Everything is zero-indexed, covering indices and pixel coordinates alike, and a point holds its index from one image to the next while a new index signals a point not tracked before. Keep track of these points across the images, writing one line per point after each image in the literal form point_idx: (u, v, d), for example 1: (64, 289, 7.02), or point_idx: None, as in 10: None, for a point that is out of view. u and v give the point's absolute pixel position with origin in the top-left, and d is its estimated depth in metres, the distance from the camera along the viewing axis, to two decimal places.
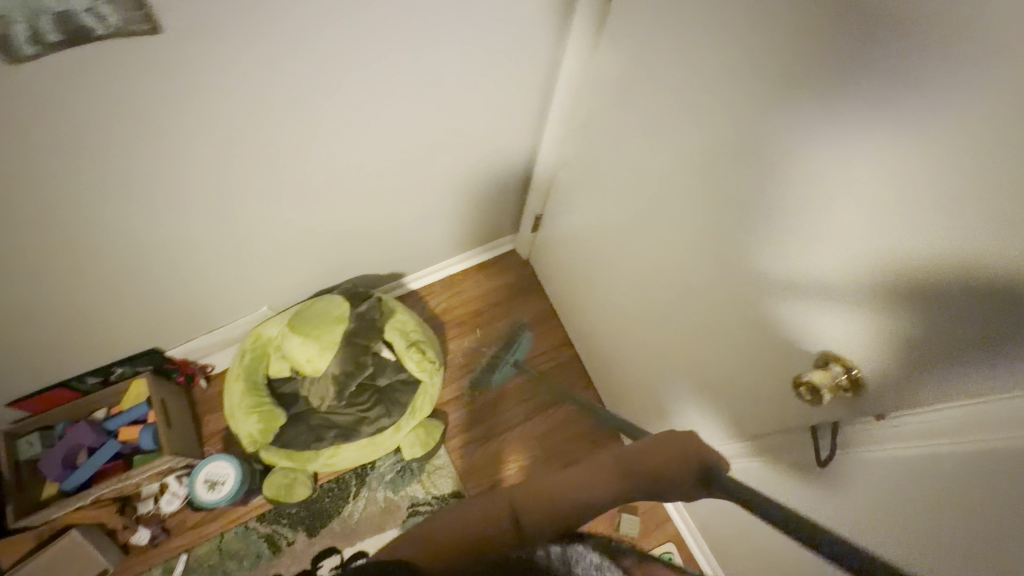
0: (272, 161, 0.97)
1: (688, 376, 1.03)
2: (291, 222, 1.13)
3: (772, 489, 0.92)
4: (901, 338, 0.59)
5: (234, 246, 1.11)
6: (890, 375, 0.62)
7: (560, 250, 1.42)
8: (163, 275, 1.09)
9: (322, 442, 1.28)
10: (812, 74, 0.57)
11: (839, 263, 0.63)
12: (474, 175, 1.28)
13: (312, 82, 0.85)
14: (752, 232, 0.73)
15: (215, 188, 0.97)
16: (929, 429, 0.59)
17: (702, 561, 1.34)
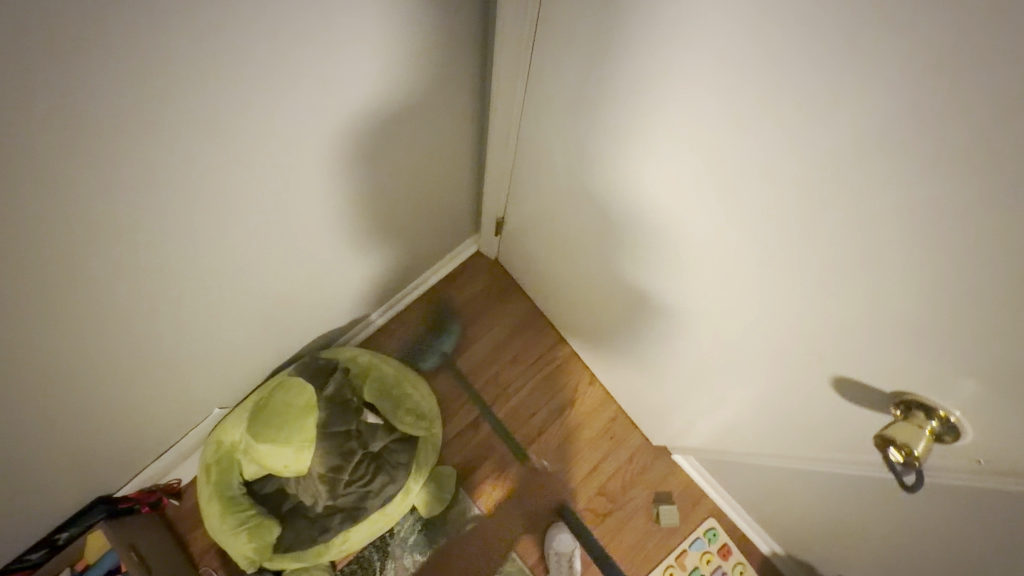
0: (177, 265, 0.77)
1: (713, 375, 0.93)
2: (228, 311, 0.95)
3: (832, 480, 0.85)
4: (1004, 362, 0.48)
5: (167, 359, 0.92)
6: (984, 403, 0.53)
7: (537, 247, 1.27)
8: (92, 420, 0.90)
9: (329, 533, 1.11)
10: (854, 51, 0.43)
11: (836, 169, 0.50)
12: (420, 195, 1.10)
13: (194, 166, 0.66)
14: (722, 152, 0.61)
15: (116, 320, 0.77)
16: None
17: (746, 529, 1.33)
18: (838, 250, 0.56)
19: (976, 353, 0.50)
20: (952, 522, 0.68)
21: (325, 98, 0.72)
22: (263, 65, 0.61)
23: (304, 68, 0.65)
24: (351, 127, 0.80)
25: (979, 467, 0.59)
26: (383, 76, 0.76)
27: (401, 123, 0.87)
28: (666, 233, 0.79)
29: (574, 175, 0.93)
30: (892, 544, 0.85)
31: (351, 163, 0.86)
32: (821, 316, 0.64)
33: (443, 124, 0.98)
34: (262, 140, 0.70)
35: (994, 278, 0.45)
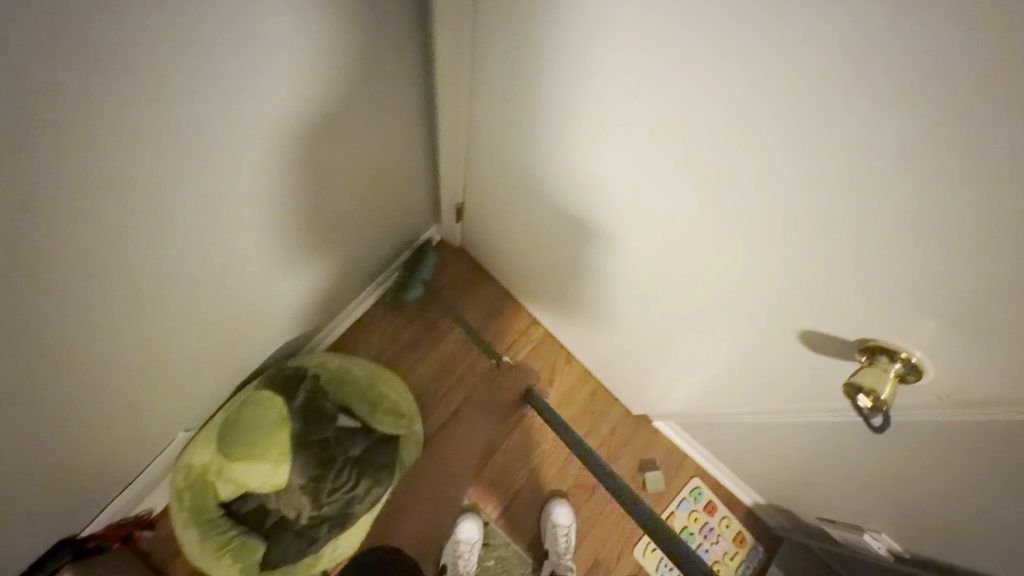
0: (120, 289, 0.72)
1: (686, 341, 0.95)
2: (184, 330, 0.90)
3: (806, 430, 0.88)
4: (951, 301, 0.51)
5: (120, 387, 0.86)
6: (936, 341, 0.56)
7: (500, 232, 1.26)
8: (44, 462, 0.83)
9: (317, 544, 1.07)
10: (781, 17, 0.43)
11: (771, 128, 0.51)
12: (375, 191, 1.07)
13: (125, 182, 0.61)
14: (664, 116, 0.61)
15: (61, 356, 0.72)
16: (984, 380, 0.55)
17: (727, 483, 1.38)
18: (782, 204, 0.57)
19: (930, 291, 0.52)
20: (920, 455, 0.72)
21: (261, 93, 0.68)
22: (186, 59, 0.57)
23: (232, 60, 0.61)
24: (292, 123, 0.76)
25: (937, 402, 0.63)
26: (323, 66, 0.73)
27: (345, 115, 0.84)
28: (624, 205, 0.79)
29: (530, 154, 0.92)
30: (864, 485, 0.89)
31: (298, 161, 0.82)
32: (783, 272, 0.65)
33: (390, 113, 0.95)
34: (197, 145, 0.66)
35: (947, 220, 0.45)
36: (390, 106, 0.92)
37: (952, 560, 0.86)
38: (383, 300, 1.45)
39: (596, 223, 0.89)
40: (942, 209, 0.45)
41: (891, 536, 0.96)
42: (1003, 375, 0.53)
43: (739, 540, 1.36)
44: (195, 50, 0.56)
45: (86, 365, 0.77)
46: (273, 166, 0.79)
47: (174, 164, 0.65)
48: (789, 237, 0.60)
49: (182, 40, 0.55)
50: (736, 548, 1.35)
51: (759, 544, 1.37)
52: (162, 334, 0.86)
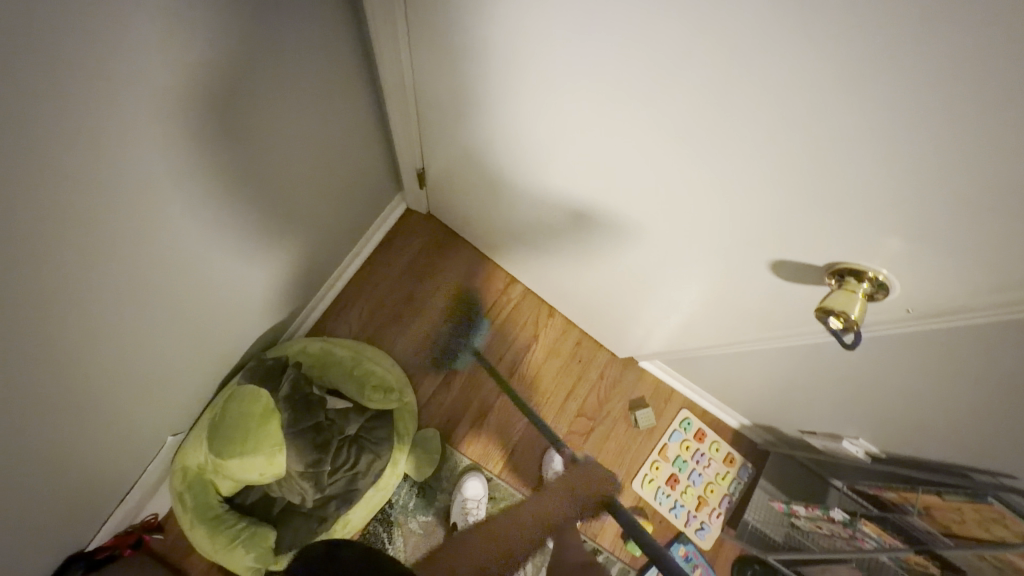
0: (83, 311, 0.69)
1: (662, 284, 0.95)
2: (157, 340, 0.87)
3: (782, 353, 0.92)
4: (913, 223, 0.52)
5: (100, 408, 0.84)
6: (900, 260, 0.57)
7: (467, 195, 1.23)
8: (37, 493, 0.81)
9: (327, 523, 1.10)
10: None
11: (723, 63, 0.49)
12: (328, 167, 1.03)
13: (65, 201, 0.57)
14: (617, 59, 0.58)
15: (35, 389, 0.69)
16: (944, 292, 0.57)
17: (714, 410, 1.45)
18: (741, 141, 0.56)
19: (894, 214, 0.52)
20: (890, 364, 0.75)
21: (188, 81, 0.63)
22: (104, 57, 0.52)
23: (146, 45, 0.56)
24: (228, 108, 0.71)
25: (904, 315, 0.65)
26: (247, 37, 0.67)
27: (279, 88, 0.78)
28: (586, 155, 0.77)
29: (482, 111, 0.87)
30: (838, 397, 0.94)
31: (239, 146, 0.77)
32: (751, 206, 0.64)
33: (329, 80, 0.89)
34: (134, 147, 0.61)
35: (910, 141, 0.45)
36: (328, 76, 0.87)
37: (921, 453, 0.93)
38: (356, 277, 1.42)
39: (558, 176, 0.87)
40: (905, 131, 0.44)
41: (868, 440, 1.03)
42: (963, 284, 0.55)
43: (729, 461, 1.44)
44: (108, 44, 0.52)
45: (62, 391, 0.74)
46: (216, 156, 0.74)
47: (110, 172, 0.60)
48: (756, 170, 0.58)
49: (93, 36, 0.50)
50: (727, 468, 1.43)
51: (748, 461, 1.45)
52: (132, 347, 0.82)
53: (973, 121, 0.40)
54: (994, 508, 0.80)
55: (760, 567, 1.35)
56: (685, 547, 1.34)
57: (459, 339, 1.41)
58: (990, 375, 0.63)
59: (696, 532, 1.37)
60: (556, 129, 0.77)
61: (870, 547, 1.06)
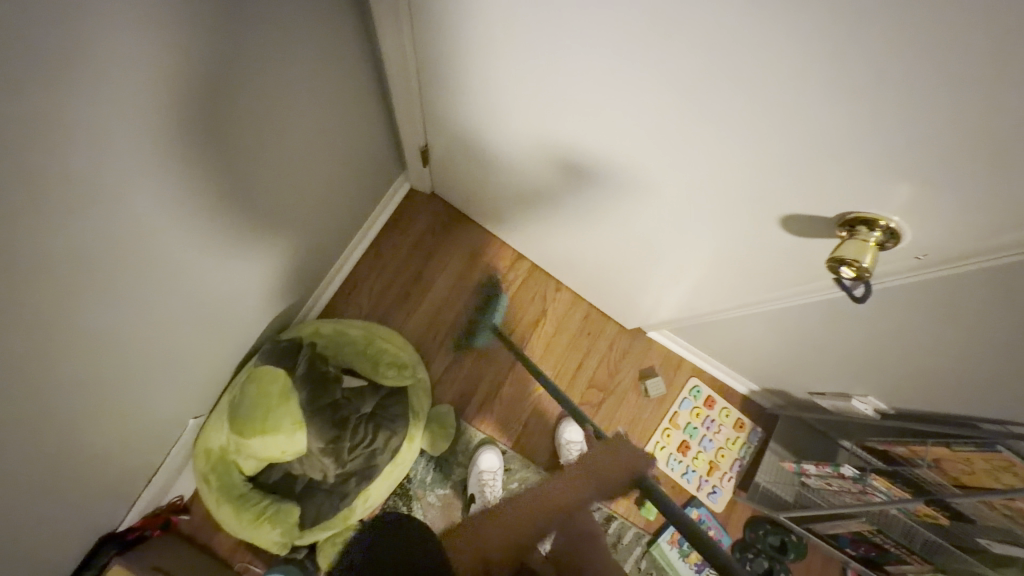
0: (111, 301, 0.70)
1: (669, 248, 0.96)
2: (178, 328, 0.88)
3: (789, 312, 0.93)
4: (927, 174, 0.52)
5: (129, 396, 0.86)
6: (911, 209, 0.57)
7: (471, 171, 1.23)
8: (72, 479, 0.83)
9: (349, 498, 1.13)
10: None
11: (739, 19, 0.49)
12: (334, 147, 1.03)
13: (93, 192, 0.58)
14: (626, 21, 0.57)
15: (70, 379, 0.70)
16: (954, 240, 0.58)
17: (722, 376, 1.46)
18: (753, 99, 0.56)
19: (909, 166, 0.52)
20: (898, 315, 0.77)
21: (202, 67, 0.63)
22: (125, 50, 0.52)
23: (162, 33, 0.56)
24: (238, 92, 0.71)
25: (915, 263, 0.66)
26: (254, 16, 0.67)
27: (286, 68, 0.78)
28: (592, 122, 0.77)
29: (485, 83, 0.87)
30: (847, 354, 0.96)
31: (251, 129, 0.77)
32: (761, 164, 0.64)
33: (332, 58, 0.88)
34: (155, 138, 0.62)
35: (928, 92, 0.45)
36: (331, 52, 0.87)
37: (931, 406, 0.95)
38: (363, 259, 1.42)
39: (563, 145, 0.87)
40: (923, 81, 0.45)
41: (877, 397, 1.04)
42: (973, 231, 0.56)
43: (739, 425, 1.46)
44: (130, 36, 0.52)
45: (95, 380, 0.75)
46: (230, 140, 0.74)
47: (134, 164, 0.61)
48: (767, 127, 0.58)
49: (115, 28, 0.50)
50: (737, 433, 1.45)
51: (757, 425, 1.47)
52: (157, 335, 0.84)
53: (996, 69, 0.41)
54: (1001, 456, 0.82)
55: (772, 526, 1.38)
56: (698, 510, 1.37)
57: (481, 318, 1.41)
58: (998, 322, 0.65)
59: (707, 495, 1.40)
60: (561, 98, 0.76)
61: (879, 500, 1.09)
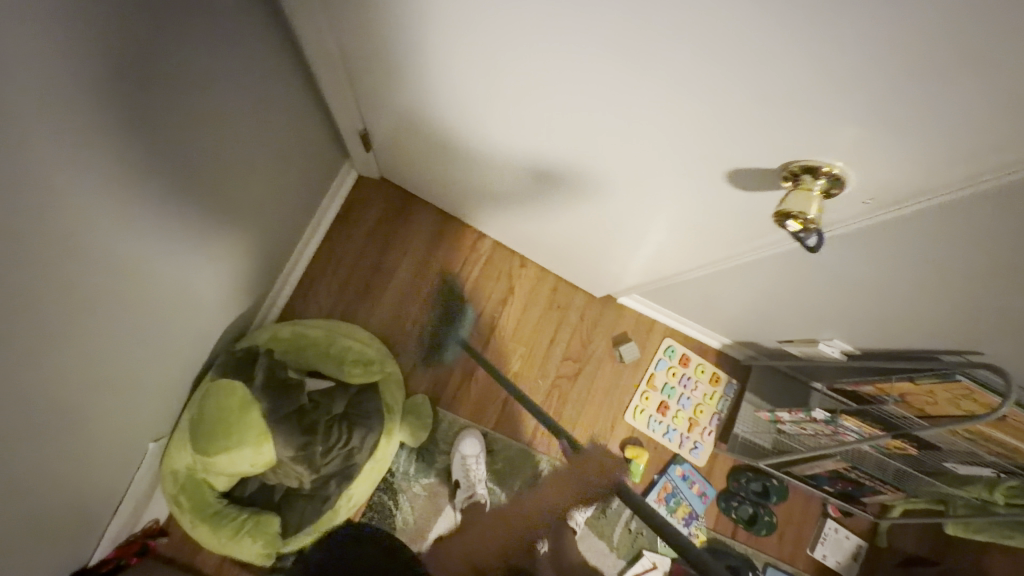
0: (52, 345, 0.65)
1: (624, 213, 0.93)
2: (126, 357, 0.83)
3: (747, 265, 0.93)
4: (876, 125, 0.51)
5: (82, 432, 0.80)
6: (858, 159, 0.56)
7: (419, 153, 1.18)
8: (32, 527, 0.79)
9: (331, 499, 1.11)
10: None
11: None
12: (269, 143, 0.97)
13: (13, 237, 0.53)
14: None
15: (19, 431, 0.66)
16: (904, 187, 0.58)
17: (693, 332, 1.47)
18: (691, 55, 0.53)
19: (858, 114, 0.50)
20: (851, 260, 0.77)
21: (108, 82, 0.57)
22: (18, 81, 0.47)
23: (59, 56, 0.50)
24: (158, 104, 0.65)
25: (861, 212, 0.65)
26: (163, 16, 0.61)
27: (211, 70, 0.72)
28: (533, 90, 0.72)
29: (417, 60, 0.81)
30: (809, 301, 0.96)
31: (180, 138, 0.71)
32: (705, 123, 0.62)
33: (255, 49, 0.82)
34: (63, 169, 0.56)
35: (872, 40, 0.43)
36: (252, 43, 0.80)
37: (893, 344, 0.96)
38: (317, 255, 1.37)
39: (507, 117, 0.83)
40: (869, 28, 0.42)
41: (842, 339, 1.05)
42: (924, 177, 0.55)
43: (714, 380, 1.47)
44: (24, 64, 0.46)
45: (44, 423, 0.71)
46: (154, 157, 0.69)
47: (53, 199, 0.56)
48: (710, 80, 0.55)
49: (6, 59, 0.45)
50: (713, 387, 1.47)
51: (732, 378, 1.49)
52: (104, 367, 0.79)
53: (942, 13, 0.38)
54: (963, 384, 0.84)
55: (753, 474, 1.42)
56: (682, 467, 1.40)
57: (443, 332, 1.38)
58: (946, 260, 0.66)
59: (690, 451, 1.42)
60: (497, 67, 0.71)
61: (851, 438, 1.11)
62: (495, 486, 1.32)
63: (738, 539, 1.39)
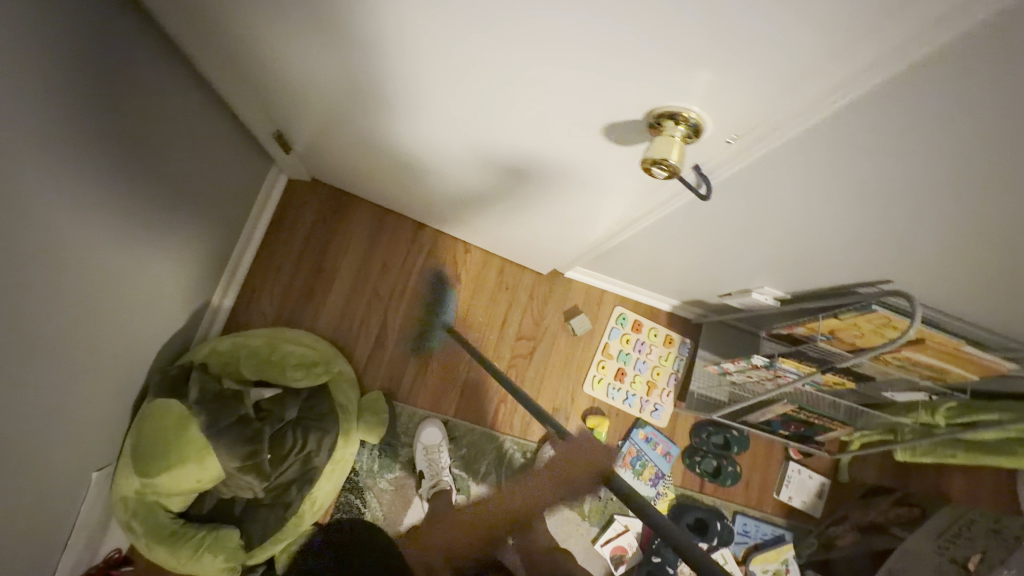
0: None
1: (537, 181, 0.93)
2: (51, 386, 0.82)
3: (663, 220, 0.94)
4: (728, 61, 0.52)
5: (15, 466, 0.79)
6: (722, 100, 0.58)
7: (339, 151, 1.17)
8: None
9: (294, 504, 1.10)
10: None
11: None
12: (180, 153, 0.95)
13: None
14: None
15: None
16: (774, 121, 0.60)
17: (643, 297, 1.50)
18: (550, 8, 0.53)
19: (711, 53, 0.52)
20: (750, 201, 0.79)
21: None
22: None
23: None
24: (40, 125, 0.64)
25: (743, 155, 0.67)
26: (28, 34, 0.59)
27: (93, 83, 0.71)
28: (421, 64, 0.71)
29: (306, 53, 0.80)
30: (730, 248, 0.98)
31: (70, 157, 0.70)
32: (581, 79, 0.62)
33: (143, 58, 0.80)
34: None
35: None
36: (137, 51, 0.78)
37: (815, 283, 0.99)
38: (256, 264, 1.35)
39: (407, 97, 0.82)
40: None
41: (772, 285, 1.08)
42: (788, 106, 0.57)
43: (668, 341, 1.49)
44: None
45: None
46: (46, 179, 0.68)
47: None
48: (573, 28, 0.55)
49: None
50: (668, 349, 1.49)
51: (685, 337, 1.52)
52: (24, 398, 0.77)
53: None
54: (878, 313, 0.88)
55: (713, 428, 1.45)
56: (644, 430, 1.42)
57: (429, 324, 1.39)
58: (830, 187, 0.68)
59: (651, 414, 1.45)
60: (382, 46, 0.70)
61: (790, 378, 1.13)
62: (462, 472, 1.32)
63: (705, 492, 1.43)
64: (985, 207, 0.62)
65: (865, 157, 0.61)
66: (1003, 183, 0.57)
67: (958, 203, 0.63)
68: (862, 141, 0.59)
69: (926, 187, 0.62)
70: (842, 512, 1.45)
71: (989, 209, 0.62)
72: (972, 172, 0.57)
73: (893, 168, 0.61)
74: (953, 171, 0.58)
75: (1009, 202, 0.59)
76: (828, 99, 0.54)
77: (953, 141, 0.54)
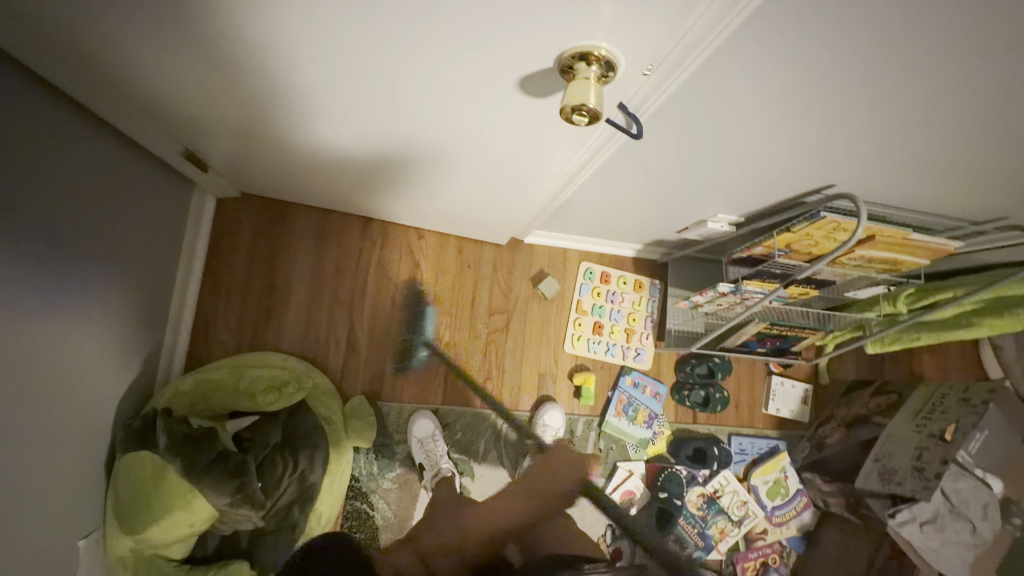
0: None
1: (468, 151, 0.89)
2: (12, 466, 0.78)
3: (603, 167, 0.93)
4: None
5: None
6: (633, 35, 0.55)
7: (263, 162, 1.10)
8: None
9: (299, 523, 1.09)
10: None
11: None
12: (92, 195, 0.88)
13: None
14: None
15: None
16: (690, 45, 0.57)
17: (605, 248, 1.49)
18: None
19: None
20: (683, 130, 0.78)
21: None
22: None
23: None
24: None
25: (666, 86, 0.65)
26: None
27: None
28: (319, 53, 0.66)
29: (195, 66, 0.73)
30: (675, 179, 0.97)
31: None
32: (491, 40, 0.59)
33: (18, 98, 0.72)
34: None
35: None
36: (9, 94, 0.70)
37: (765, 201, 0.99)
38: (203, 294, 1.28)
39: (316, 93, 0.76)
40: None
41: (724, 211, 1.08)
42: (702, 30, 0.55)
43: (638, 286, 1.50)
44: None
45: None
46: None
47: None
48: None
49: None
50: (639, 294, 1.50)
51: (654, 278, 1.53)
52: None
53: None
54: (826, 219, 0.89)
55: (696, 360, 1.48)
56: (631, 376, 1.44)
57: (409, 339, 1.36)
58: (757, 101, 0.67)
59: (634, 359, 1.46)
60: (272, 44, 0.65)
61: (757, 298, 1.15)
62: (462, 456, 1.33)
63: (699, 422, 1.48)
64: (913, 92, 0.62)
65: (790, 64, 0.60)
66: (927, 63, 0.57)
67: (885, 94, 0.63)
68: (783, 50, 0.58)
69: (853, 83, 0.62)
70: (827, 412, 1.51)
71: (917, 92, 0.62)
72: (895, 59, 0.57)
73: (818, 70, 0.61)
74: (878, 61, 0.58)
75: (936, 82, 0.60)
76: (739, 13, 0.52)
77: (874, 29, 0.53)
